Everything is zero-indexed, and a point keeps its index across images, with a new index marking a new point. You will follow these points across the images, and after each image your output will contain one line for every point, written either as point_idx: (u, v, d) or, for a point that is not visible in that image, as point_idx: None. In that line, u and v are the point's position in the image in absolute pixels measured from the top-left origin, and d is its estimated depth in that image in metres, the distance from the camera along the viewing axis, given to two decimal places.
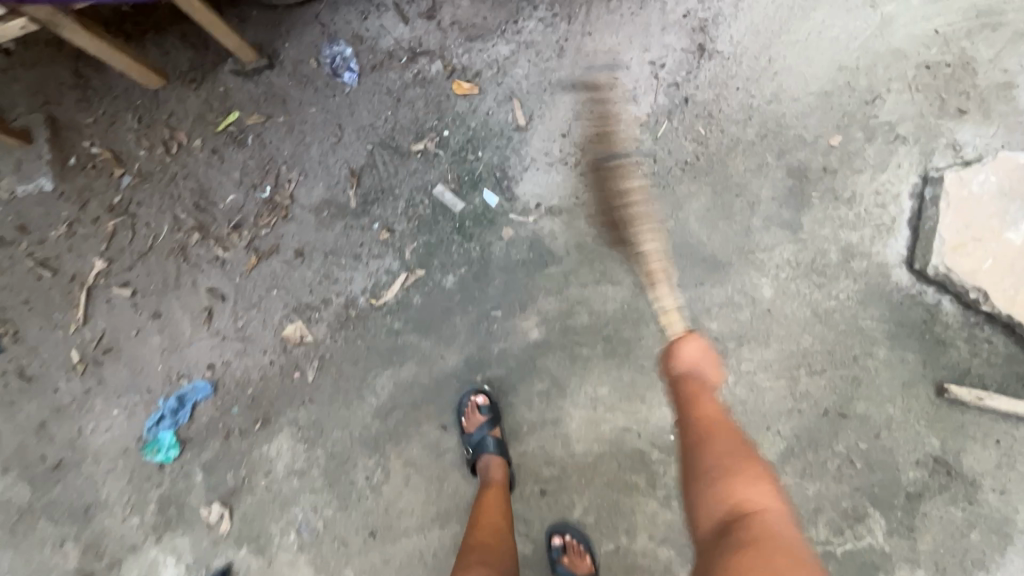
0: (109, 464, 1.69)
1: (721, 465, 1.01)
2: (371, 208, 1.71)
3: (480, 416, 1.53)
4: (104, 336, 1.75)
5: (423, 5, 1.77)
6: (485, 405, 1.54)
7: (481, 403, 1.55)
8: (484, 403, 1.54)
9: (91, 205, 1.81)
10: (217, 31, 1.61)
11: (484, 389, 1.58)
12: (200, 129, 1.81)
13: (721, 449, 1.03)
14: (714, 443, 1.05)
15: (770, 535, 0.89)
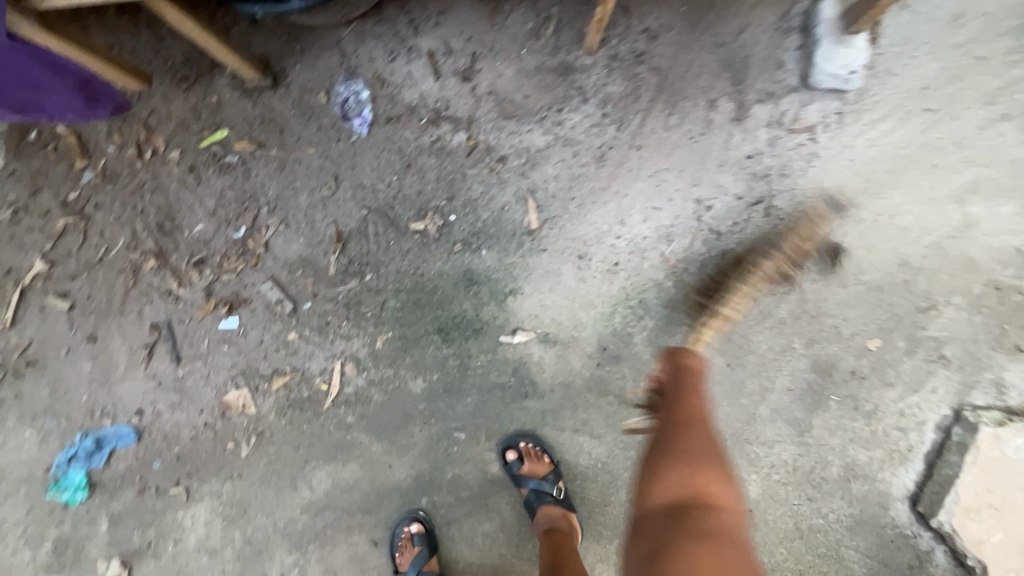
0: (8, 488, 1.54)
1: (689, 461, 0.99)
2: (351, 281, 1.53)
3: (414, 548, 1.43)
4: (30, 346, 1.57)
5: (461, 62, 1.53)
6: (419, 534, 1.44)
7: (414, 532, 1.45)
8: (418, 532, 1.44)
9: (42, 194, 1.59)
10: (212, 49, 1.37)
11: (417, 515, 1.46)
12: (180, 138, 1.58)
13: (707, 473, 0.97)
14: (706, 438, 1.03)
15: (726, 531, 0.89)
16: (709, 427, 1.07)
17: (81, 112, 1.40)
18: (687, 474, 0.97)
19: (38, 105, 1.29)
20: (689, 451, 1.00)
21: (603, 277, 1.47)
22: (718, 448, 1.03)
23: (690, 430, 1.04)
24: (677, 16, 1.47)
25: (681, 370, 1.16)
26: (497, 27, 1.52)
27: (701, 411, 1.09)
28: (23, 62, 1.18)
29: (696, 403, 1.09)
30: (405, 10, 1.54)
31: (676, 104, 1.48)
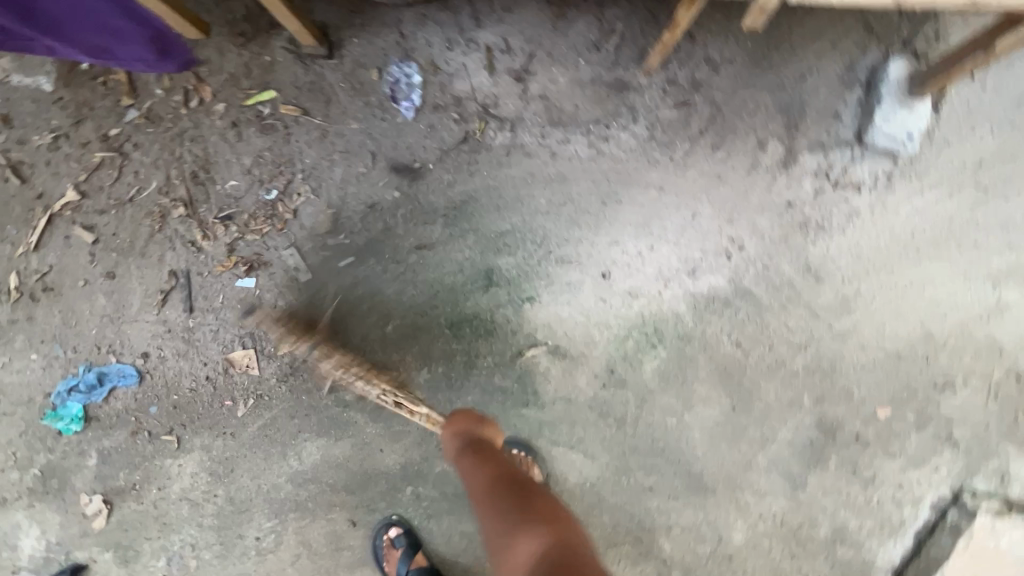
0: (7, 407, 1.56)
1: (503, 533, 0.96)
2: (372, 262, 1.53)
3: (396, 552, 1.44)
4: (50, 272, 1.58)
5: (517, 61, 1.52)
6: (399, 537, 1.44)
7: (394, 536, 1.45)
8: (398, 535, 1.45)
9: (84, 125, 1.60)
10: (272, 7, 1.36)
11: (394, 519, 1.47)
12: (228, 92, 1.59)
13: (513, 531, 0.94)
14: (493, 514, 1.00)
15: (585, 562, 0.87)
16: (486, 486, 1.05)
17: (152, 64, 1.49)
18: (507, 548, 0.93)
19: (112, 53, 1.41)
20: (492, 532, 0.98)
21: (622, 300, 1.46)
22: (490, 490, 1.04)
23: (481, 498, 1.04)
24: (741, 50, 1.45)
25: (460, 459, 1.17)
26: (559, 33, 1.51)
27: (475, 482, 1.08)
28: (104, 9, 1.32)
29: (474, 475, 1.09)
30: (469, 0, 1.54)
31: (725, 138, 1.46)
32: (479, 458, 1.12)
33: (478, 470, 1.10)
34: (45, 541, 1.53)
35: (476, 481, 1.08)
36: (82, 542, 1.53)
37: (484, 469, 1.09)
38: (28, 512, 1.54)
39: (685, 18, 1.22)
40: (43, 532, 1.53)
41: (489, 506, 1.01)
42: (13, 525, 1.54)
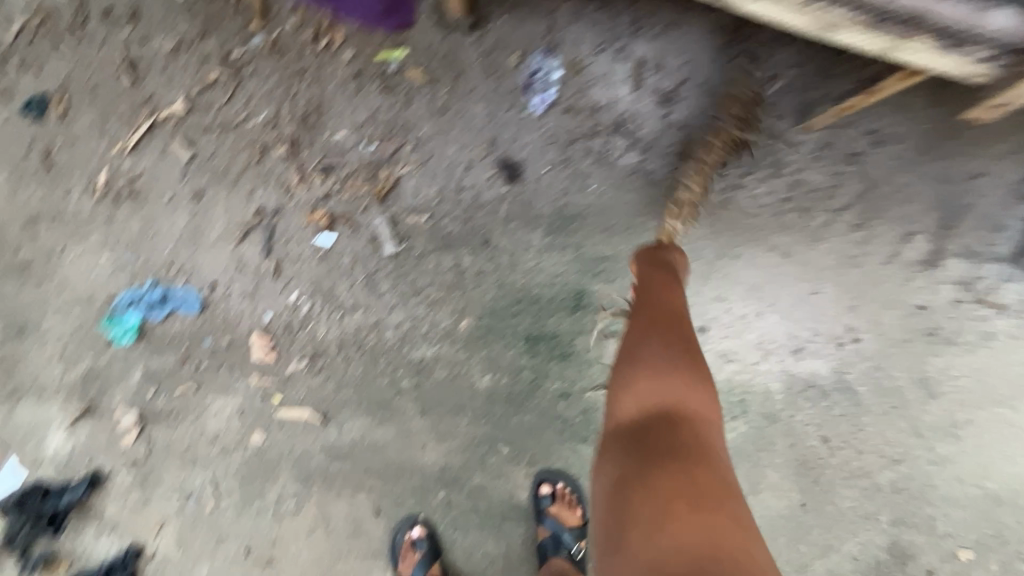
0: (68, 300, 1.54)
1: (664, 363, 0.98)
2: (462, 252, 1.46)
3: (415, 554, 1.38)
4: (140, 178, 1.55)
5: (665, 84, 1.43)
6: (422, 540, 1.39)
7: (417, 538, 1.40)
8: (421, 538, 1.39)
9: (209, 40, 1.55)
10: None
11: (418, 519, 1.41)
12: (359, 42, 1.52)
13: (677, 378, 0.96)
14: (662, 349, 1.00)
15: (698, 445, 0.88)
16: (675, 326, 1.04)
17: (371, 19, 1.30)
18: (661, 377, 0.96)
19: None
20: (654, 356, 0.99)
21: (712, 360, 1.37)
22: (671, 329, 1.03)
23: (652, 324, 1.04)
24: (913, 132, 1.32)
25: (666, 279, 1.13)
26: (718, 64, 1.41)
27: (666, 305, 1.07)
28: None
29: (667, 300, 1.08)
30: (632, 9, 1.44)
31: (869, 220, 1.34)
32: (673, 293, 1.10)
33: (670, 300, 1.09)
34: (71, 442, 1.51)
35: (666, 313, 1.06)
36: (105, 454, 1.50)
37: (676, 307, 1.07)
38: (63, 408, 1.52)
39: (900, 83, 1.14)
40: (71, 433, 1.51)
41: (661, 341, 1.01)
42: (44, 418, 1.52)
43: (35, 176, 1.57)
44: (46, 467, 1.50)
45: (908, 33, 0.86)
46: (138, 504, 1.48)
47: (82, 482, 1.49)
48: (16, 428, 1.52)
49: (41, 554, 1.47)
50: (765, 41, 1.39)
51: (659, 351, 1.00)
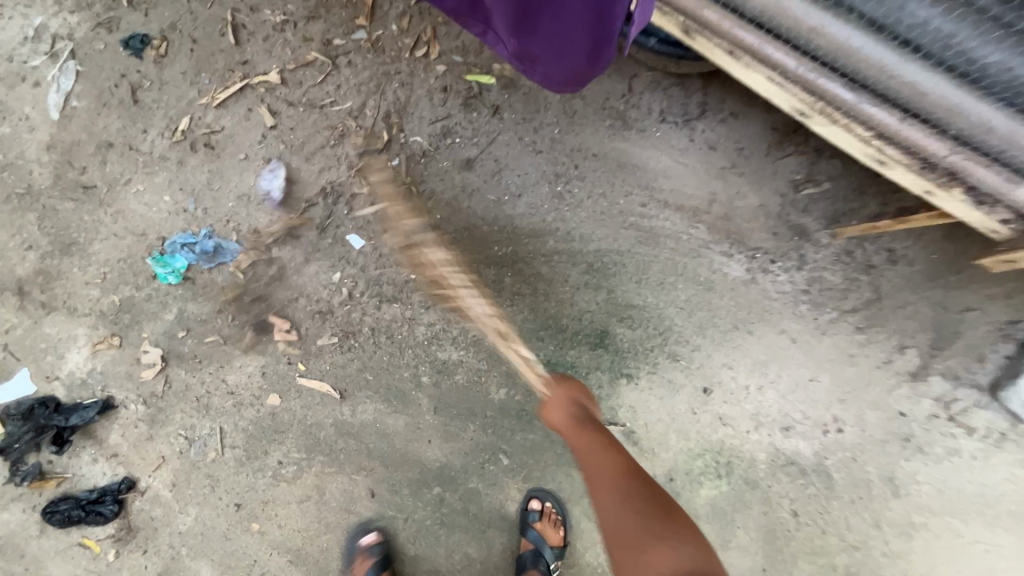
0: (121, 230, 1.60)
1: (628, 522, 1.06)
2: (504, 271, 1.56)
3: (369, 560, 1.45)
4: (219, 133, 1.63)
5: (718, 165, 1.57)
6: (376, 546, 1.46)
7: (370, 545, 1.46)
8: (375, 543, 1.46)
9: (315, 23, 1.66)
10: None
11: (372, 526, 1.49)
12: (453, 60, 1.64)
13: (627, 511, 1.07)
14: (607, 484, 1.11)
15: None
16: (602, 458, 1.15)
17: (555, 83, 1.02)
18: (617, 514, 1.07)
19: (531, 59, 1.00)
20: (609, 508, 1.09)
21: (709, 421, 1.49)
22: (619, 483, 1.11)
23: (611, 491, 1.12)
24: (925, 258, 1.48)
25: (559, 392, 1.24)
26: (769, 159, 1.56)
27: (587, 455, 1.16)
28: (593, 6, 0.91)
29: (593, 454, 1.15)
30: (704, 91, 1.59)
31: (871, 327, 1.49)
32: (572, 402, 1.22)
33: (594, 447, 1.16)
34: (90, 366, 1.54)
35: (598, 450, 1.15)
36: (121, 383, 1.54)
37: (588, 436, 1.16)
38: (90, 332, 1.56)
39: (929, 220, 1.32)
40: (92, 357, 1.55)
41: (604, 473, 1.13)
42: (69, 335, 1.56)
43: (119, 107, 1.64)
44: (59, 383, 1.54)
45: (946, 183, 1.02)
46: (140, 439, 1.52)
47: (92, 408, 1.51)
48: (40, 340, 1.56)
49: (30, 469, 1.49)
50: (814, 148, 1.55)
51: (623, 511, 1.07)
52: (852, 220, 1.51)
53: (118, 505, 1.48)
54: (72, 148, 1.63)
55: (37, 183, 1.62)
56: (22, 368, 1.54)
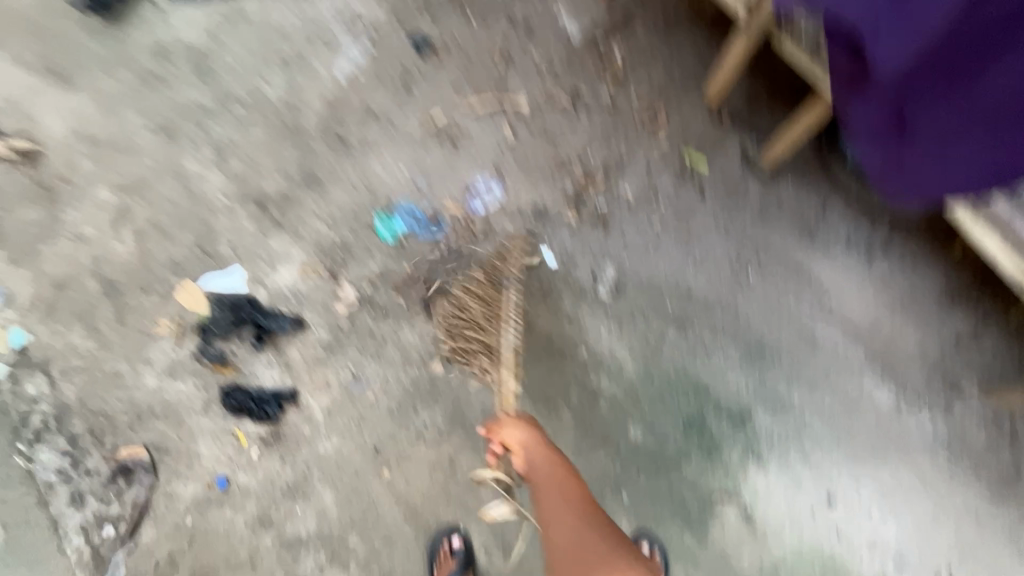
0: (358, 184, 1.85)
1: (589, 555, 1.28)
2: (670, 327, 1.71)
3: (451, 562, 1.53)
4: (463, 133, 1.90)
5: (890, 299, 1.71)
6: (459, 549, 1.54)
7: (454, 547, 1.55)
8: (457, 547, 1.55)
9: (570, 73, 1.95)
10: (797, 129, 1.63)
11: (459, 530, 1.58)
12: (676, 136, 1.87)
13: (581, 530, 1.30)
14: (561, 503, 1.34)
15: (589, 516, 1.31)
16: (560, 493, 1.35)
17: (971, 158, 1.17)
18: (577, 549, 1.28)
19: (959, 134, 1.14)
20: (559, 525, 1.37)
21: (826, 530, 1.58)
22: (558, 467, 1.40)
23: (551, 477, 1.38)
24: None
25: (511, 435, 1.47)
26: (937, 309, 1.68)
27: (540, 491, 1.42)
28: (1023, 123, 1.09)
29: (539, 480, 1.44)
30: (890, 231, 1.74)
31: (1002, 494, 1.57)
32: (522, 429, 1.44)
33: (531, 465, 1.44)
34: (294, 284, 1.75)
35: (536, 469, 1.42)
36: (314, 308, 1.73)
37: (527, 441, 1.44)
38: (304, 256, 1.78)
39: None
40: (299, 278, 1.76)
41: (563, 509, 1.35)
42: (286, 254, 1.78)
43: (391, 88, 1.95)
44: (263, 290, 1.74)
45: None
46: (314, 360, 1.68)
47: (287, 319, 1.71)
48: (260, 248, 1.78)
49: (216, 353, 1.68)
50: (981, 313, 1.67)
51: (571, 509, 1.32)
52: (1003, 389, 1.61)
53: (278, 411, 1.64)
54: (343, 107, 1.93)
55: (305, 125, 1.91)
56: (237, 265, 1.76)
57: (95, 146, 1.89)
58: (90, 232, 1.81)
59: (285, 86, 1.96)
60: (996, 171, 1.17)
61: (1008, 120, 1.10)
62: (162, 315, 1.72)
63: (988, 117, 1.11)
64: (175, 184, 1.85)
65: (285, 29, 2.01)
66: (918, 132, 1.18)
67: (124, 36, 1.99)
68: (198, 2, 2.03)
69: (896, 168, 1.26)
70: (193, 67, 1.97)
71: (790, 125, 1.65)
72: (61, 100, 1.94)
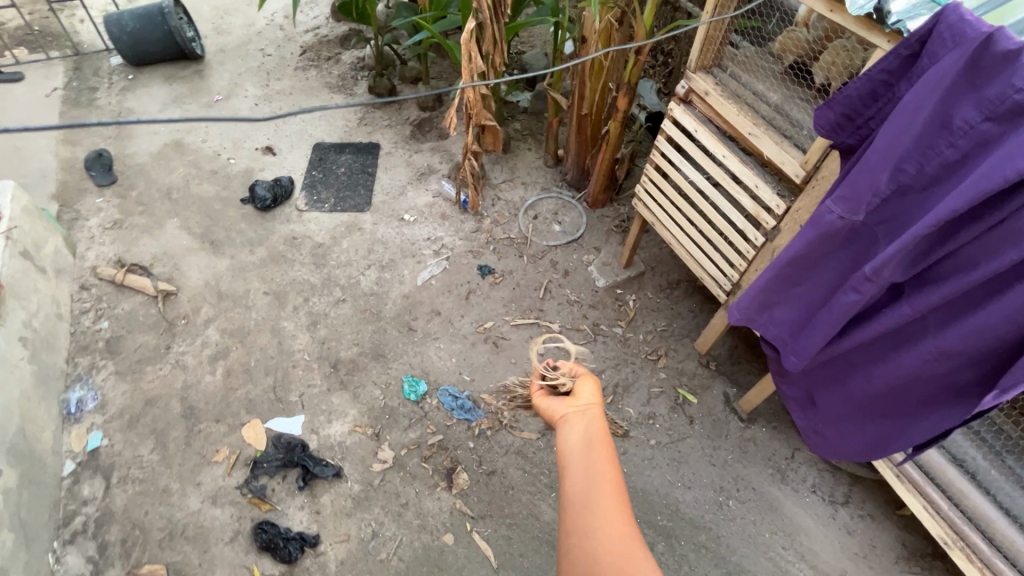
0: (415, 364, 2.28)
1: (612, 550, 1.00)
2: (660, 540, 1.92)
3: None
4: (506, 339, 2.39)
5: (854, 548, 1.92)
6: None
7: None
8: None
9: (594, 310, 2.52)
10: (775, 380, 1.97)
11: None
12: (672, 373, 2.33)
13: (619, 522, 1.03)
14: (606, 479, 1.10)
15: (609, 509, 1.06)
16: (611, 463, 1.13)
17: (860, 424, 1.39)
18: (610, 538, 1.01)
19: (856, 401, 1.36)
20: (576, 493, 1.09)
21: None
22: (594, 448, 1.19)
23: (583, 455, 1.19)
24: None
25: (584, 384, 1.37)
26: (896, 567, 1.89)
27: (569, 448, 1.20)
28: (903, 408, 1.26)
29: (571, 440, 1.21)
30: (849, 486, 2.04)
31: None
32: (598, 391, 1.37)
33: (575, 419, 1.28)
34: (343, 437, 2.04)
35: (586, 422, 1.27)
36: (354, 462, 1.99)
37: (596, 400, 1.32)
38: (357, 415, 2.10)
39: None
40: (348, 432, 2.06)
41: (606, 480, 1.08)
42: (342, 410, 2.11)
43: (456, 296, 2.51)
44: (316, 439, 2.03)
45: None
46: (341, 511, 1.88)
47: (330, 468, 1.95)
48: (323, 403, 2.12)
49: (259, 488, 1.90)
50: None
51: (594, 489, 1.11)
52: None
53: (297, 553, 1.77)
54: (417, 303, 2.47)
55: (384, 311, 2.43)
56: (301, 414, 2.09)
57: (218, 297, 2.40)
58: (190, 362, 2.19)
59: (376, 280, 2.53)
60: (872, 449, 1.38)
61: (897, 408, 1.27)
62: (224, 445, 1.99)
63: (854, 405, 1.37)
64: (271, 336, 2.29)
65: (387, 242, 2.69)
66: (832, 386, 1.41)
67: (270, 227, 2.69)
68: (328, 211, 2.79)
69: (814, 406, 1.51)
70: (313, 255, 2.60)
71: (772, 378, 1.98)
72: (205, 260, 2.53)
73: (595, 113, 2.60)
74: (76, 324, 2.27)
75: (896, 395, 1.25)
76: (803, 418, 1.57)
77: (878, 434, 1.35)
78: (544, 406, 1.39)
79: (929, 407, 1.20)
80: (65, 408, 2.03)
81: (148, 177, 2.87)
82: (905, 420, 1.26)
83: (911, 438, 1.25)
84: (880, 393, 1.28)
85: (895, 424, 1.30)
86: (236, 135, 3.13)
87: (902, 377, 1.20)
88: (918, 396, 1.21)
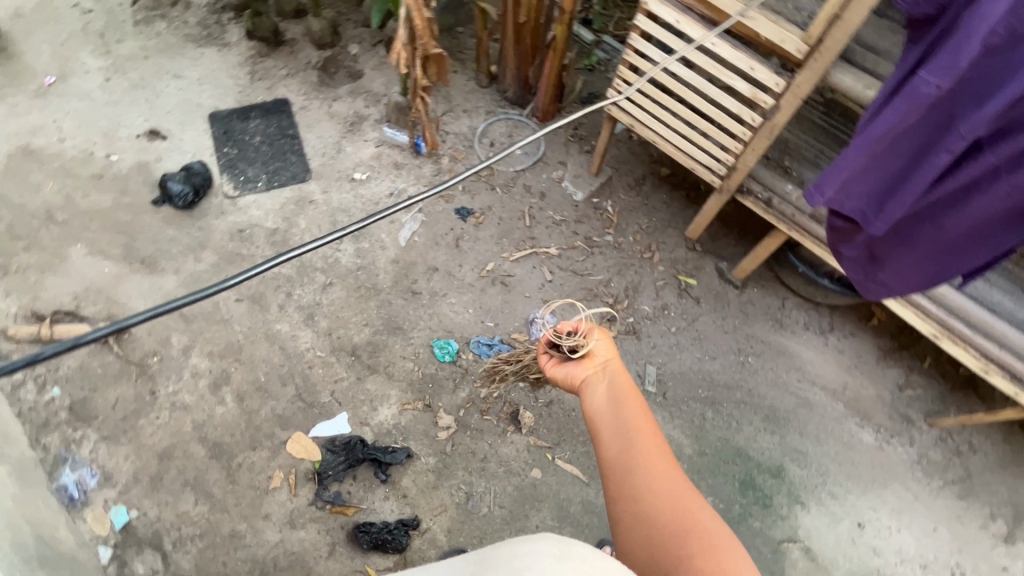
0: (436, 325, 2.19)
1: (665, 503, 0.89)
2: (707, 408, 2.18)
3: None
4: (513, 276, 2.36)
5: (847, 363, 2.32)
6: None
7: None
8: None
9: (581, 224, 2.55)
10: (768, 243, 2.17)
11: None
12: (669, 263, 2.49)
13: (666, 472, 0.94)
14: (644, 432, 1.00)
15: (649, 453, 0.96)
16: (646, 417, 1.04)
17: (925, 267, 1.44)
18: (659, 491, 0.91)
19: (928, 244, 1.39)
20: (614, 454, 0.99)
21: (867, 550, 2.01)
22: (616, 401, 1.09)
23: (608, 411, 1.08)
24: (994, 451, 2.20)
25: (599, 339, 1.25)
26: (879, 366, 2.32)
27: (596, 409, 1.11)
28: (969, 242, 1.34)
29: (596, 400, 1.12)
30: (830, 315, 2.41)
31: (969, 492, 2.12)
32: (614, 344, 1.26)
33: (597, 379, 1.19)
34: (397, 419, 1.98)
35: (611, 378, 1.17)
36: (418, 438, 1.95)
37: (613, 354, 1.24)
38: (400, 394, 2.02)
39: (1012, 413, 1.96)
40: (399, 412, 1.99)
41: (644, 435, 0.99)
42: (383, 394, 2.01)
43: (446, 247, 2.39)
44: (369, 429, 1.95)
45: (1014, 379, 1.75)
46: (426, 488, 1.88)
47: (400, 451, 1.90)
48: (361, 393, 2.01)
49: (335, 496, 1.83)
50: (907, 365, 2.33)
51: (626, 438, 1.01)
52: (941, 418, 2.22)
53: (407, 539, 1.78)
54: (409, 265, 2.31)
55: (380, 282, 2.25)
56: (342, 412, 1.97)
57: (185, 320, 2.06)
58: (188, 399, 1.92)
59: (357, 253, 2.30)
60: (929, 284, 1.47)
61: (964, 242, 1.34)
62: (275, 469, 1.85)
63: (913, 255, 1.43)
64: (269, 345, 2.05)
65: (349, 209, 2.43)
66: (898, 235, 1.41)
67: (204, 226, 2.29)
68: (264, 190, 2.42)
69: (873, 258, 1.51)
70: (272, 245, 2.29)
71: (768, 245, 2.19)
72: (148, 284, 2.14)
73: (533, 19, 2.45)
74: (19, 402, 1.85)
75: (969, 230, 1.31)
76: (853, 270, 1.58)
77: (942, 271, 1.43)
78: (561, 374, 1.28)
79: (993, 235, 1.30)
80: (67, 495, 1.73)
81: (9, 202, 2.25)
82: (969, 251, 1.35)
83: (973, 264, 1.37)
84: (953, 232, 1.33)
85: (952, 260, 1.39)
86: (102, 123, 2.51)
87: (978, 213, 1.26)
88: (987, 230, 1.29)
